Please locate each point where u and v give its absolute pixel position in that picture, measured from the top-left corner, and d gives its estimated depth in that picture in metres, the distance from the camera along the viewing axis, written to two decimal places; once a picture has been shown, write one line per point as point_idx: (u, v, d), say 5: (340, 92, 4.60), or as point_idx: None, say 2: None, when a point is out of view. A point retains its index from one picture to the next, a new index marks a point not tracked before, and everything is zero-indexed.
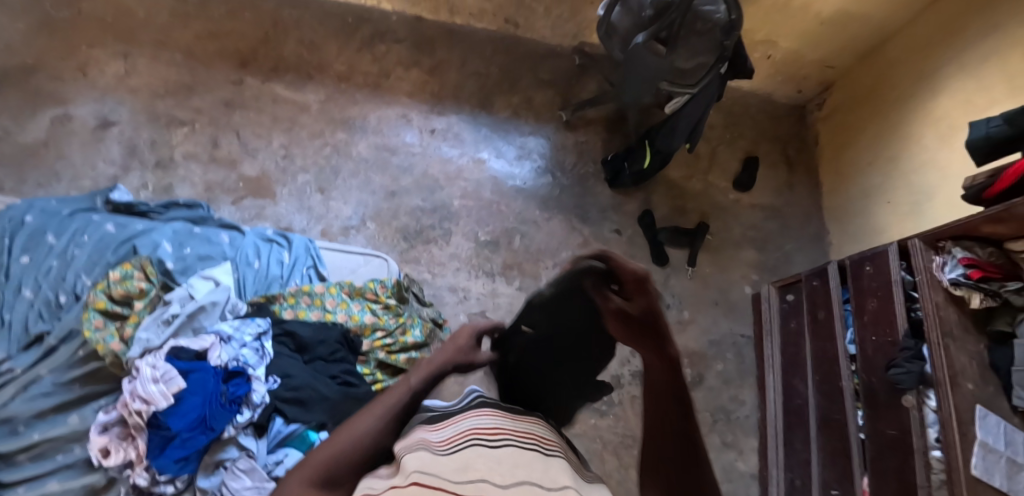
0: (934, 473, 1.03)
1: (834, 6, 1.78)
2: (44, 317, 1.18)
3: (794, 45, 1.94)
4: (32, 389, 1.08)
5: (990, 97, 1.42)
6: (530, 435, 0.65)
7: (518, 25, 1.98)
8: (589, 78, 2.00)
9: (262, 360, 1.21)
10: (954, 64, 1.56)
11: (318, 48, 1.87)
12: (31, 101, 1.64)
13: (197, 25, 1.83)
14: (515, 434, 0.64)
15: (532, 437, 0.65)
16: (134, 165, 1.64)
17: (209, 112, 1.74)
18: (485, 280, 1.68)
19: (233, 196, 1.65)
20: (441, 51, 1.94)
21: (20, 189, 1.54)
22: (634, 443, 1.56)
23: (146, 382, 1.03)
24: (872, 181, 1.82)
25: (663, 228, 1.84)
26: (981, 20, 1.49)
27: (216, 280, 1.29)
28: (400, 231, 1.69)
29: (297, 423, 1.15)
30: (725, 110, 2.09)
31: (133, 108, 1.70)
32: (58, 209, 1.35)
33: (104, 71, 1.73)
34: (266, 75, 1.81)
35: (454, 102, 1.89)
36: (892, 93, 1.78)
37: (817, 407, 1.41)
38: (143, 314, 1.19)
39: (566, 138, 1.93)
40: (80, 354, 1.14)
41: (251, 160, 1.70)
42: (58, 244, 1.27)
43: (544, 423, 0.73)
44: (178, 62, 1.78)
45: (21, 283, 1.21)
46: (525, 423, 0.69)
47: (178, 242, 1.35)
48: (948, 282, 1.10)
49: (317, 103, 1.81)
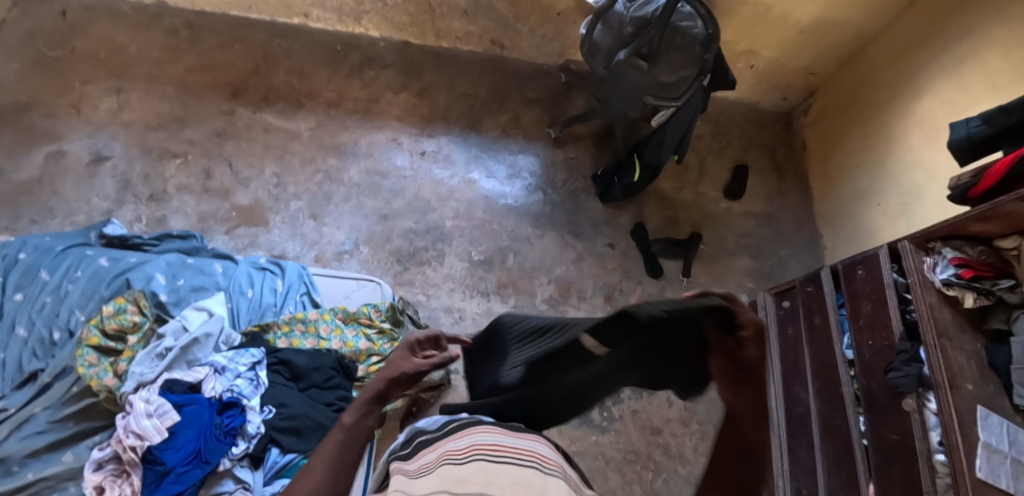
0: (939, 478, 1.02)
1: (812, 15, 1.80)
2: (38, 355, 1.18)
3: (775, 55, 1.97)
4: (25, 428, 1.08)
5: (971, 97, 1.44)
6: (531, 454, 0.66)
7: (504, 46, 2.02)
8: (576, 95, 2.04)
9: (257, 390, 1.20)
10: (935, 66, 1.58)
11: (308, 76, 1.91)
12: (26, 139, 1.66)
13: (189, 59, 1.87)
14: (516, 454, 0.65)
15: (532, 457, 0.66)
16: (128, 198, 1.65)
17: (201, 143, 1.76)
18: (480, 299, 1.68)
19: (226, 226, 1.66)
20: (429, 75, 1.97)
21: (14, 226, 1.56)
22: (636, 458, 1.54)
23: (140, 416, 1.02)
24: (861, 183, 1.83)
25: (655, 240, 1.85)
26: (957, 23, 1.52)
27: (210, 311, 1.29)
28: (394, 253, 1.70)
29: (294, 453, 1.14)
30: (712, 121, 2.12)
31: (126, 142, 1.73)
32: (51, 245, 1.35)
33: (98, 107, 1.76)
34: (257, 105, 1.84)
35: (443, 124, 1.92)
36: (875, 96, 1.81)
37: (819, 414, 1.39)
38: (137, 349, 1.19)
39: (556, 155, 1.95)
40: (73, 390, 1.13)
41: (244, 189, 1.71)
42: (52, 280, 1.27)
43: (544, 441, 0.74)
44: (170, 95, 1.81)
45: (15, 321, 1.21)
46: (524, 442, 0.70)
47: (171, 274, 1.35)
48: (941, 282, 1.09)
49: (308, 130, 1.84)
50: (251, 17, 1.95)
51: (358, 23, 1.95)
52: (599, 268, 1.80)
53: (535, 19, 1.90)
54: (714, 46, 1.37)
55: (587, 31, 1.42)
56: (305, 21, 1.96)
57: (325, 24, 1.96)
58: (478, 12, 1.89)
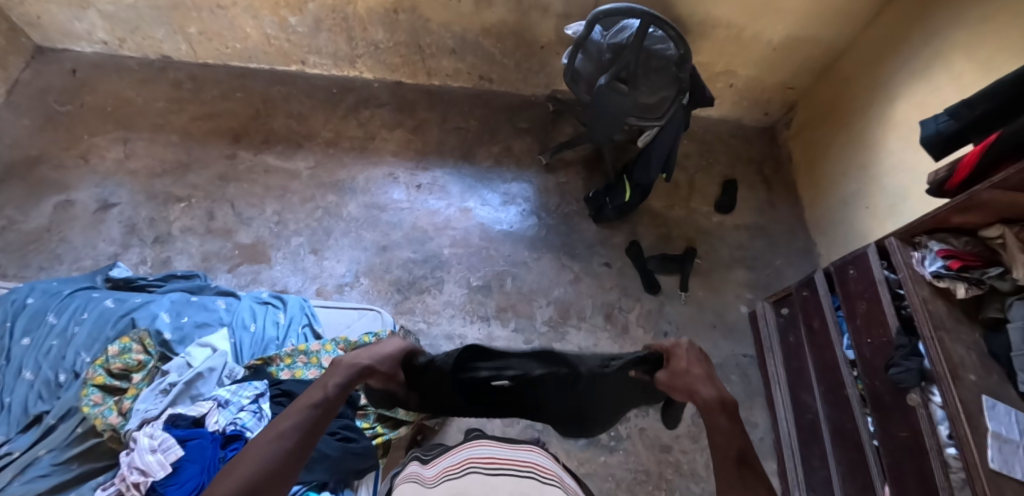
0: (953, 473, 0.99)
1: (782, 33, 1.90)
2: (43, 398, 1.20)
3: (752, 73, 2.06)
4: (30, 471, 1.08)
5: (941, 98, 1.50)
6: (528, 466, 0.67)
7: (493, 81, 2.12)
8: (564, 123, 2.11)
9: (260, 421, 1.18)
10: (904, 72, 1.66)
11: (307, 119, 2.00)
12: (37, 191, 1.74)
13: (193, 108, 1.97)
14: (514, 465, 0.67)
15: (530, 467, 0.67)
16: (134, 242, 1.70)
17: (205, 187, 1.82)
18: (481, 324, 1.69)
19: (229, 264, 1.69)
20: (421, 112, 2.06)
21: (22, 273, 1.60)
22: (648, 478, 1.50)
23: (144, 452, 1.03)
24: (847, 189, 1.87)
25: (651, 257, 1.88)
26: (921, 30, 1.61)
27: (213, 346, 1.31)
28: (394, 283, 1.72)
29: (297, 485, 1.12)
30: (697, 141, 2.19)
31: (132, 190, 1.79)
32: (59, 289, 1.39)
33: (105, 157, 1.84)
34: (258, 147, 1.92)
35: (437, 157, 1.99)
36: (851, 104, 1.88)
37: (829, 419, 1.37)
38: (141, 387, 1.21)
39: (548, 181, 2.00)
40: (78, 431, 1.14)
41: (246, 229, 1.76)
42: (58, 323, 1.30)
43: (541, 453, 0.76)
44: (175, 143, 1.90)
45: (22, 365, 1.24)
46: (521, 454, 0.72)
47: (175, 311, 1.37)
48: (931, 275, 1.11)
49: (307, 169, 1.90)
50: (251, 67, 2.07)
51: (353, 66, 2.06)
52: (596, 287, 1.81)
53: (520, 54, 2.00)
54: (688, 64, 1.44)
55: (568, 60, 1.49)
56: (302, 68, 2.08)
57: (321, 69, 2.08)
58: (466, 50, 1.99)
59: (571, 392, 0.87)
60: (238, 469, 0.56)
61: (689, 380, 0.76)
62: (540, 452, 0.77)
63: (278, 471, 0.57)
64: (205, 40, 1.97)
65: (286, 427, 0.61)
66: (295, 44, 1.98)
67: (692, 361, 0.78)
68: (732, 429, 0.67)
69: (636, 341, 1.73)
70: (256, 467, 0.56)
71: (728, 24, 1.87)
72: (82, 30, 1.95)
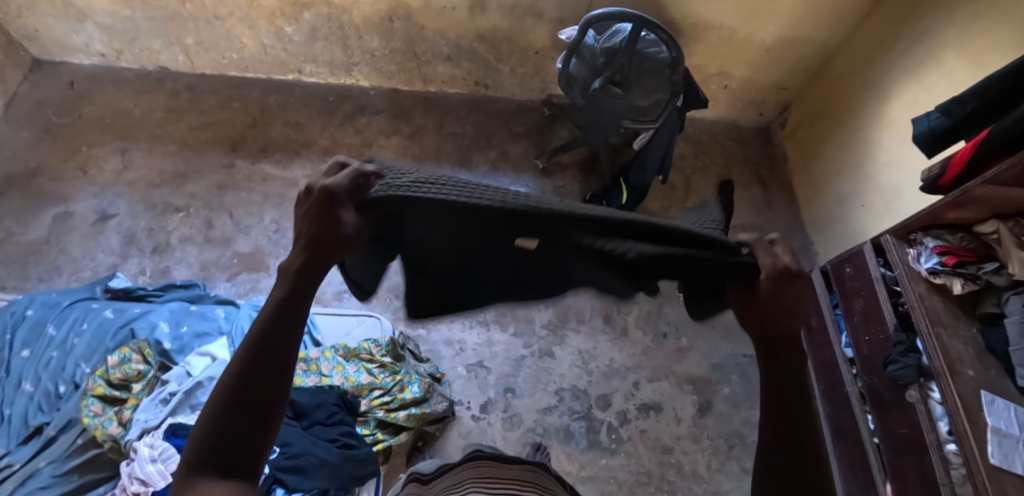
0: (953, 468, 0.99)
1: (775, 33, 1.91)
2: (43, 409, 1.20)
3: (746, 74, 2.07)
4: (29, 484, 1.08)
5: (933, 95, 1.51)
6: (530, 488, 0.70)
7: (488, 86, 2.13)
8: (560, 126, 2.12)
9: None
10: (896, 71, 1.67)
11: (304, 127, 2.01)
12: (36, 203, 1.75)
13: (190, 118, 1.98)
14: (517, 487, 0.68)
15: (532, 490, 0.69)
16: (133, 252, 1.70)
17: (203, 196, 1.83)
18: (480, 329, 1.69)
19: (228, 273, 1.70)
20: (418, 118, 2.08)
21: (22, 285, 1.60)
22: (650, 480, 1.50)
23: (144, 462, 1.03)
24: (843, 188, 1.88)
25: None
26: (911, 29, 1.62)
27: (213, 355, 1.30)
28: (393, 289, 1.73)
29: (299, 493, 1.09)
30: (693, 142, 2.21)
31: (130, 200, 1.80)
32: (59, 300, 1.40)
33: (103, 168, 1.85)
34: (256, 156, 1.93)
35: (434, 163, 2.00)
36: (844, 103, 1.89)
37: (829, 417, 1.38)
38: (141, 396, 1.20)
39: (545, 184, 2.01)
40: (78, 442, 1.14)
41: (244, 237, 1.77)
42: (58, 334, 1.31)
43: (537, 470, 0.77)
44: (173, 153, 1.91)
45: (22, 377, 1.24)
46: (521, 475, 0.73)
47: (174, 321, 1.38)
48: (927, 271, 1.12)
49: (305, 177, 1.91)
50: (248, 76, 2.08)
51: (349, 74, 2.08)
52: None
53: (515, 59, 2.02)
54: (680, 67, 1.45)
55: (562, 64, 1.49)
56: (299, 77, 2.09)
57: (318, 78, 2.09)
58: (461, 56, 2.01)
59: (584, 262, 0.61)
60: (207, 411, 0.45)
61: (772, 315, 0.50)
62: (537, 468, 0.78)
63: (258, 400, 0.46)
64: (202, 50, 1.99)
65: (242, 354, 0.47)
66: (292, 53, 2.00)
67: (784, 291, 0.50)
68: (794, 385, 0.49)
69: (636, 343, 1.73)
70: (218, 406, 0.45)
71: (721, 26, 1.89)
72: (80, 42, 1.97)
